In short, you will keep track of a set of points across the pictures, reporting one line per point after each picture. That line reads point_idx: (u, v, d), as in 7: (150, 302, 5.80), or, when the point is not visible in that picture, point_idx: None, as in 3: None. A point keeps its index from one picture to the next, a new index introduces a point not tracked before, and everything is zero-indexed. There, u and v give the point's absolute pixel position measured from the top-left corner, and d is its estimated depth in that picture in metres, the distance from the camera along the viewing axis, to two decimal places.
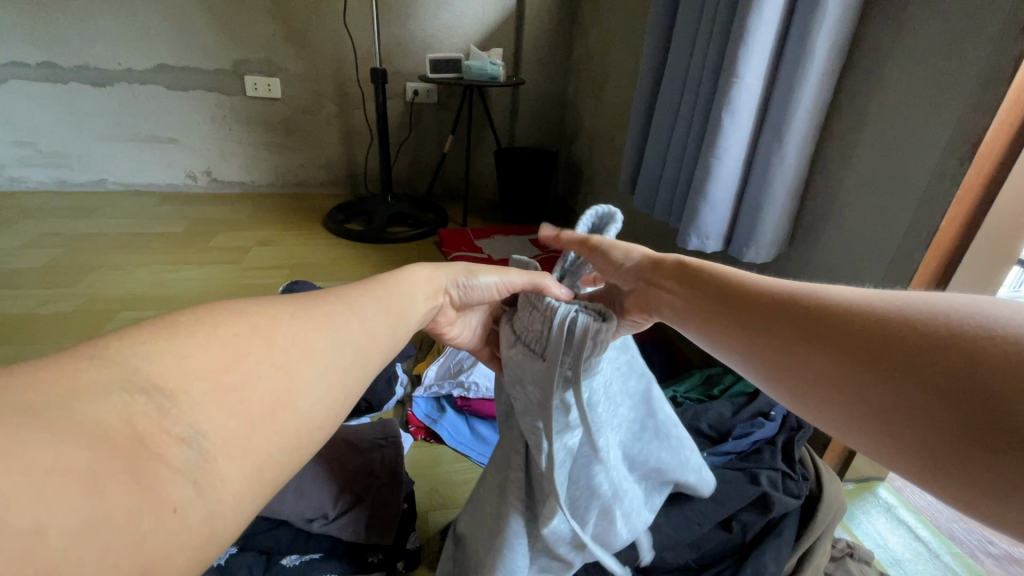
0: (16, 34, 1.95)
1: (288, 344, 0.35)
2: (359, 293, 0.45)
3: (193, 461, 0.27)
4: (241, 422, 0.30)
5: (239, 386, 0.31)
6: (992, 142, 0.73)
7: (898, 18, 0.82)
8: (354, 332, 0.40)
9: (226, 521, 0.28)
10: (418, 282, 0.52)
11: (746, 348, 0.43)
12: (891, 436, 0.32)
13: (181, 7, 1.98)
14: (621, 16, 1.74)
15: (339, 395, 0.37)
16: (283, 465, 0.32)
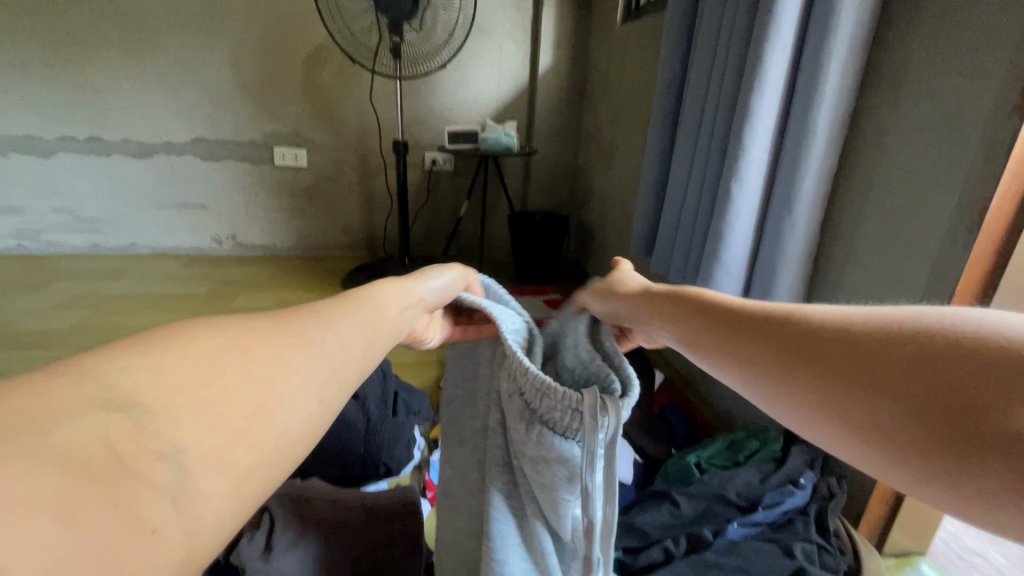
0: (69, 113, 2.11)
1: (277, 352, 0.30)
2: (341, 304, 0.38)
3: (172, 475, 0.22)
4: (222, 430, 0.25)
5: (217, 397, 0.25)
6: (998, 210, 0.76)
7: (894, 97, 0.88)
8: (329, 348, 0.33)
9: (213, 549, 0.23)
10: (402, 295, 0.44)
11: (721, 369, 0.40)
12: (879, 447, 0.31)
13: (221, 88, 2.15)
14: (628, 93, 1.87)
15: (334, 407, 0.31)
16: (274, 487, 0.27)
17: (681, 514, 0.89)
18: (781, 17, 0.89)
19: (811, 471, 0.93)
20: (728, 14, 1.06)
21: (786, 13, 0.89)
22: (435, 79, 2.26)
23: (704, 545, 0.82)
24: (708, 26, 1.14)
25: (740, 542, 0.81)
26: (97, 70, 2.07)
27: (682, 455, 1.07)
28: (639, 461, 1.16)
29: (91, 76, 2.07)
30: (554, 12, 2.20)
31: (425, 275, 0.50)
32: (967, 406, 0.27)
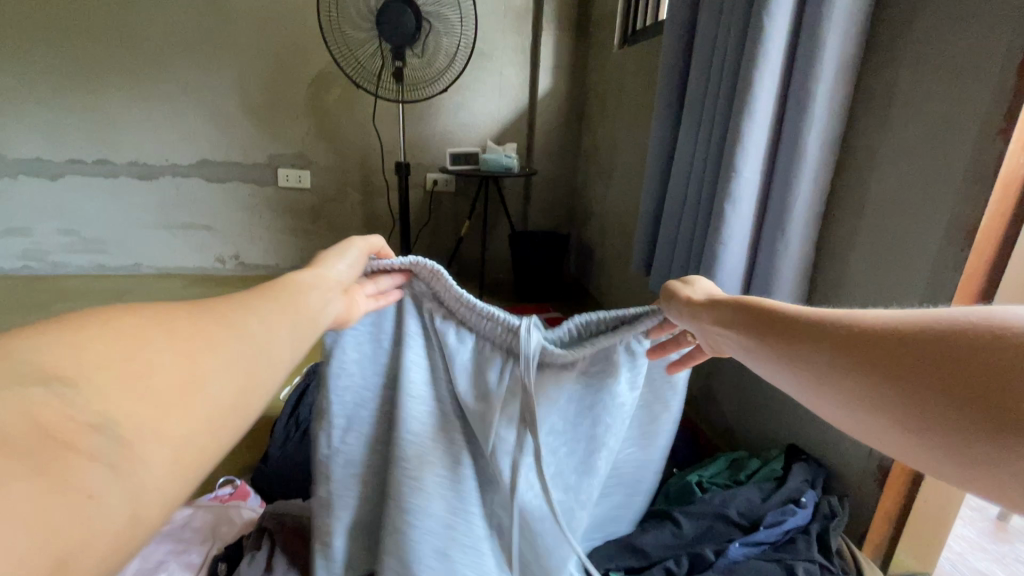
0: (77, 136, 2.15)
1: (192, 332, 0.33)
2: (250, 292, 0.41)
3: (107, 445, 0.26)
4: (153, 403, 0.28)
5: (145, 375, 0.29)
6: (987, 230, 0.77)
7: (882, 122, 0.91)
8: (249, 323, 0.37)
9: (151, 504, 0.27)
10: (322, 282, 0.49)
11: (777, 372, 0.42)
12: (923, 442, 0.31)
13: (227, 112, 2.20)
14: (625, 115, 1.91)
15: (261, 378, 0.35)
16: (207, 451, 0.30)
17: (683, 535, 0.88)
18: (771, 43, 0.92)
19: (812, 490, 0.93)
20: (721, 40, 1.09)
21: (776, 39, 0.92)
22: (437, 102, 2.31)
23: (707, 565, 0.83)
24: (703, 51, 1.17)
25: (742, 563, 0.81)
26: (107, 95, 2.12)
27: (683, 473, 1.07)
28: None
29: (100, 100, 2.12)
30: (552, 36, 2.25)
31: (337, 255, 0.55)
32: (993, 395, 0.28)
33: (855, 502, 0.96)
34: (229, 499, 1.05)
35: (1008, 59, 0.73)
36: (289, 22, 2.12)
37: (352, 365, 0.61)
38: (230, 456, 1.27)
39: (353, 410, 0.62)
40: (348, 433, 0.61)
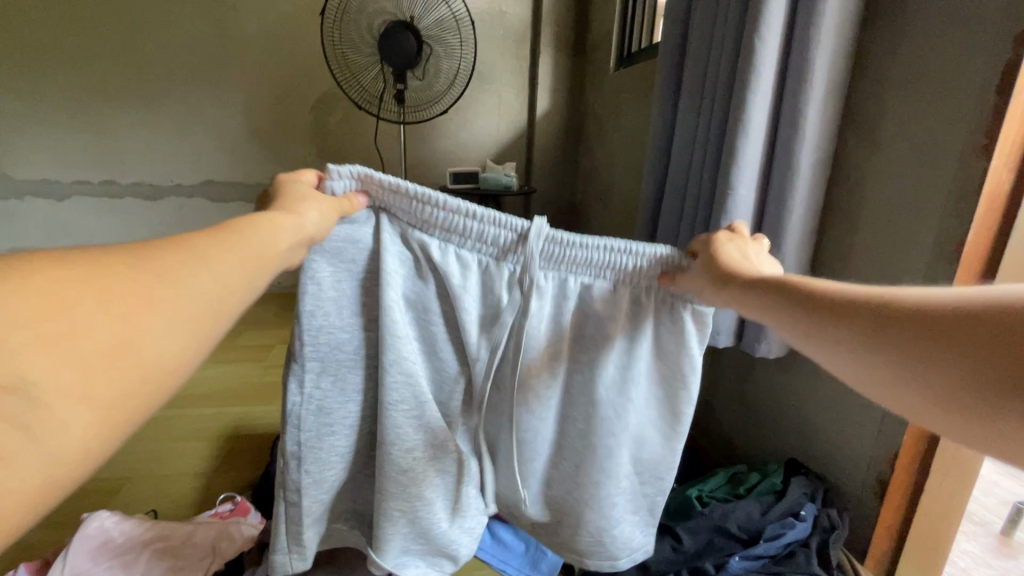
0: (83, 157, 2.18)
1: (127, 290, 0.33)
2: (205, 240, 0.41)
3: (26, 406, 0.28)
4: (79, 364, 0.30)
5: (72, 336, 0.30)
6: (973, 244, 0.79)
7: (870, 140, 0.94)
8: (193, 279, 0.37)
9: (69, 460, 0.30)
10: (283, 229, 0.48)
11: (827, 357, 0.41)
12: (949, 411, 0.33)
13: (232, 133, 2.24)
14: (621, 135, 1.96)
15: (196, 339, 0.36)
16: (133, 408, 0.33)
17: (683, 550, 0.89)
18: (762, 66, 0.95)
19: (812, 503, 0.93)
20: (712, 64, 1.13)
21: (766, 61, 0.95)
22: (438, 123, 2.36)
23: None
24: (694, 74, 1.22)
25: None
26: (114, 117, 2.16)
27: (683, 488, 1.07)
28: None
29: (108, 123, 2.16)
30: (550, 59, 2.30)
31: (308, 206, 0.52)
32: None
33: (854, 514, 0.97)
34: (229, 516, 1.05)
35: (988, 81, 0.76)
36: (293, 47, 2.18)
37: (325, 309, 0.58)
38: (231, 473, 1.27)
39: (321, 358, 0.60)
40: (321, 382, 0.60)
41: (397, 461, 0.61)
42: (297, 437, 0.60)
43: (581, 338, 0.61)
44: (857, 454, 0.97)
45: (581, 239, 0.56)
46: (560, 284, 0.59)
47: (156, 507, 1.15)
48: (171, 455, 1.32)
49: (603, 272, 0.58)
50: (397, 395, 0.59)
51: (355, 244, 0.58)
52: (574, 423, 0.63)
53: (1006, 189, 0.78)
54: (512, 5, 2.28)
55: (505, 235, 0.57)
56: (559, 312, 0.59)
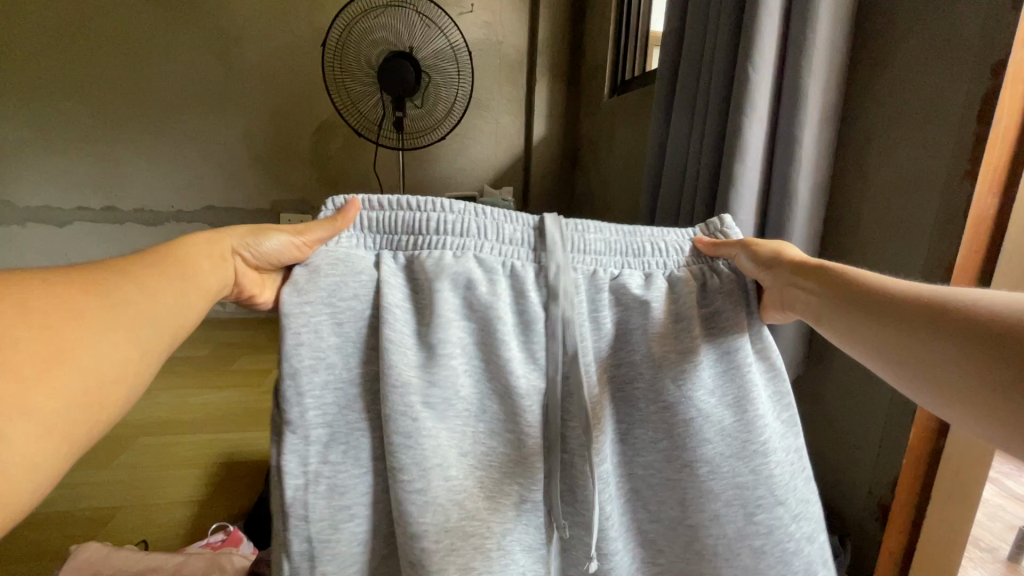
0: (86, 184, 2.21)
1: (58, 306, 0.34)
2: (128, 262, 0.41)
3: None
4: (18, 382, 0.30)
5: (9, 347, 0.31)
6: (963, 266, 0.80)
7: (861, 165, 0.95)
8: (127, 297, 0.38)
9: (23, 478, 0.30)
10: (209, 252, 0.48)
11: (880, 354, 0.43)
12: (928, 382, 0.39)
13: (234, 159, 2.28)
14: (617, 159, 1.99)
15: (138, 350, 0.38)
16: (80, 422, 0.33)
17: None
18: (754, 94, 0.97)
19: None
20: (703, 92, 1.16)
21: (759, 89, 0.97)
22: (437, 148, 2.41)
23: None
24: (684, 104, 1.25)
25: None
26: (118, 145, 2.20)
27: None
28: None
29: (111, 151, 2.20)
30: (546, 87, 2.36)
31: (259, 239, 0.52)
32: None
33: (859, 542, 0.96)
34: (221, 547, 1.03)
35: (969, 108, 0.78)
36: (295, 75, 2.23)
37: (324, 361, 0.49)
38: (224, 502, 1.25)
39: (318, 421, 0.48)
40: (328, 454, 0.48)
41: (444, 522, 0.47)
42: (305, 533, 0.46)
43: (623, 336, 0.57)
44: (859, 478, 0.96)
45: (594, 225, 0.58)
46: (591, 278, 0.56)
47: (145, 538, 1.12)
48: (164, 483, 1.30)
49: (627, 262, 0.58)
50: (424, 433, 0.48)
51: (343, 275, 0.50)
52: (658, 463, 0.56)
53: (994, 213, 0.79)
54: (508, 35, 2.34)
55: (522, 230, 0.56)
56: (596, 312, 0.56)
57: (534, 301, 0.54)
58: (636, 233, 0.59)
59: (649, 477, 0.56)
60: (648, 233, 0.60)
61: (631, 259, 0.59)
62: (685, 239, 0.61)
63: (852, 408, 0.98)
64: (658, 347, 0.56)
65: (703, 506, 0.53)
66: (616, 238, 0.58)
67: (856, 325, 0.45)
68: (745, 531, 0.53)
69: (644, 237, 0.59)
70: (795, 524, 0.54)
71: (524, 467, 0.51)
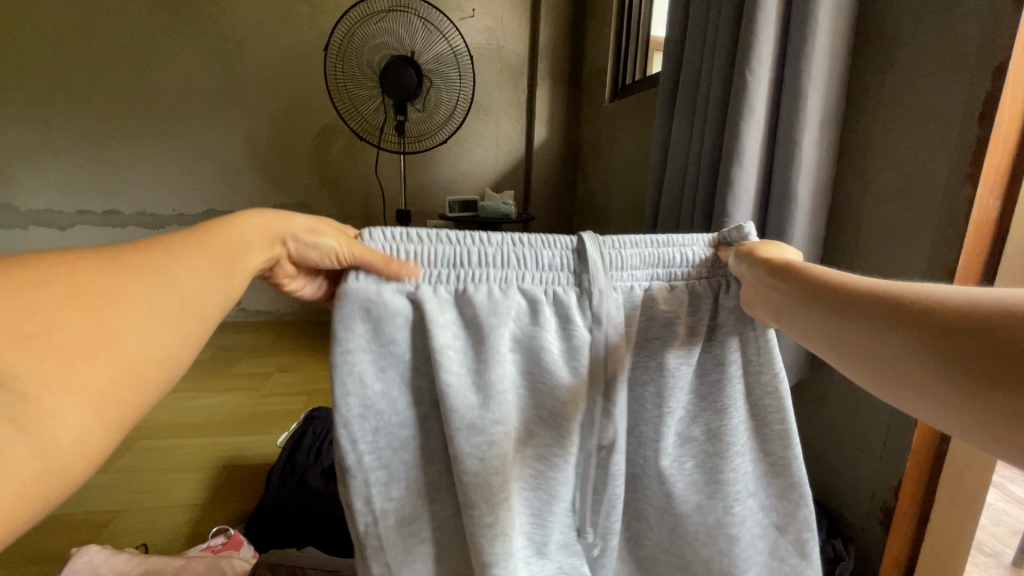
0: (88, 187, 2.21)
1: (105, 283, 0.33)
2: (178, 235, 0.40)
3: (11, 401, 0.27)
4: (60, 361, 0.29)
5: (53, 324, 0.29)
6: (965, 269, 0.80)
7: (863, 169, 0.95)
8: (171, 274, 0.36)
9: (65, 459, 0.29)
10: (259, 231, 0.47)
11: (839, 352, 0.42)
12: (886, 378, 0.38)
13: (236, 163, 2.28)
14: (617, 162, 2.00)
15: (185, 331, 0.36)
16: (125, 405, 0.32)
17: None
18: (754, 97, 0.98)
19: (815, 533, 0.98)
20: (702, 95, 1.17)
21: (758, 93, 0.98)
22: (438, 152, 2.42)
23: None
24: (684, 108, 1.26)
25: None
26: (120, 149, 2.20)
27: None
28: None
29: (113, 155, 2.20)
30: (546, 92, 2.37)
31: (313, 227, 0.50)
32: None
33: (862, 545, 0.96)
34: (221, 550, 1.02)
35: (969, 112, 0.78)
36: (297, 80, 2.25)
37: (377, 402, 0.49)
38: (224, 505, 1.24)
39: (371, 460, 0.49)
40: (392, 491, 0.50)
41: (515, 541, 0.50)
42: (383, 559, 0.49)
43: (644, 345, 0.56)
44: (862, 481, 0.96)
45: (628, 238, 0.56)
46: (626, 294, 0.55)
47: (145, 541, 1.12)
48: (164, 486, 1.30)
49: (657, 273, 0.56)
50: (486, 464, 0.49)
51: (390, 313, 0.49)
52: (644, 462, 0.57)
53: (995, 216, 0.79)
54: (509, 40, 2.35)
55: (560, 254, 0.54)
56: (626, 324, 0.54)
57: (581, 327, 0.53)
58: (670, 240, 0.57)
59: (641, 473, 0.57)
60: (678, 237, 0.57)
61: (663, 270, 0.56)
62: (704, 249, 0.58)
63: (853, 411, 0.98)
64: (678, 358, 0.55)
65: (684, 501, 0.55)
66: (646, 248, 0.56)
67: (817, 323, 0.44)
68: (721, 528, 0.55)
69: (671, 241, 0.57)
70: (760, 514, 0.57)
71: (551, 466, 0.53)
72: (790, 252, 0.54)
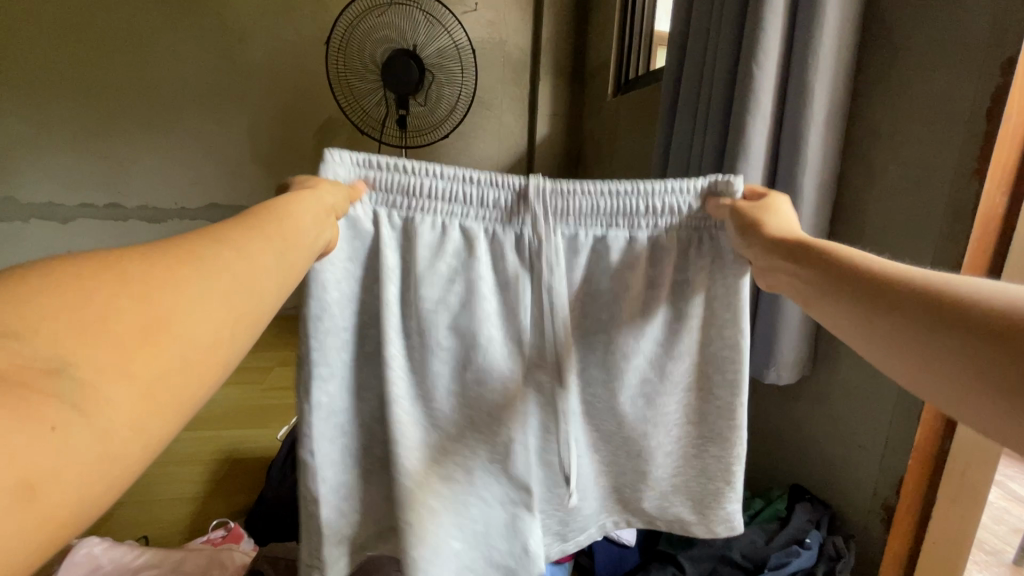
0: (90, 181, 2.21)
1: (154, 269, 0.29)
2: (226, 227, 0.36)
3: (69, 387, 0.23)
4: (115, 345, 0.25)
5: (106, 313, 0.26)
6: (971, 265, 0.79)
7: (869, 164, 0.95)
8: (220, 257, 0.33)
9: (129, 442, 0.25)
10: (303, 210, 0.43)
11: (835, 320, 0.40)
12: (882, 352, 0.36)
13: (237, 156, 2.28)
14: (620, 158, 1.98)
15: (241, 311, 0.32)
16: (188, 387, 0.28)
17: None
18: (759, 91, 0.97)
19: (816, 530, 0.98)
20: (705, 90, 1.16)
21: (764, 86, 0.97)
22: (439, 147, 2.41)
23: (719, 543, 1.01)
24: (688, 103, 1.25)
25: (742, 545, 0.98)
26: (122, 143, 2.20)
27: None
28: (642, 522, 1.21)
29: (116, 149, 2.20)
30: (549, 86, 2.36)
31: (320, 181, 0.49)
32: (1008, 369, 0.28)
33: (863, 543, 0.96)
34: (221, 543, 1.03)
35: (978, 104, 0.77)
36: (299, 74, 2.24)
37: (333, 307, 0.52)
38: (226, 499, 1.24)
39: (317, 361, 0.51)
40: (327, 385, 0.52)
41: (413, 463, 0.53)
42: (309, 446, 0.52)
43: (593, 295, 0.57)
44: (863, 478, 0.96)
45: (584, 186, 0.54)
46: (569, 240, 0.56)
47: (146, 534, 1.12)
48: (166, 480, 1.30)
49: (614, 222, 0.55)
50: (406, 391, 0.54)
51: (356, 235, 0.53)
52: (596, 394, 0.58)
53: (1002, 212, 0.79)
54: (512, 35, 2.34)
55: (504, 194, 0.54)
56: (571, 272, 0.56)
57: (518, 274, 0.55)
58: (640, 184, 0.54)
59: (599, 423, 0.59)
60: (649, 182, 0.55)
61: (621, 216, 0.55)
62: (688, 200, 0.55)
63: (856, 408, 0.97)
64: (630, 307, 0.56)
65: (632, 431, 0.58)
66: (609, 192, 0.54)
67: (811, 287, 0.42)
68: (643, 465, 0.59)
69: (645, 186, 0.54)
70: (684, 471, 0.60)
71: (495, 418, 0.55)
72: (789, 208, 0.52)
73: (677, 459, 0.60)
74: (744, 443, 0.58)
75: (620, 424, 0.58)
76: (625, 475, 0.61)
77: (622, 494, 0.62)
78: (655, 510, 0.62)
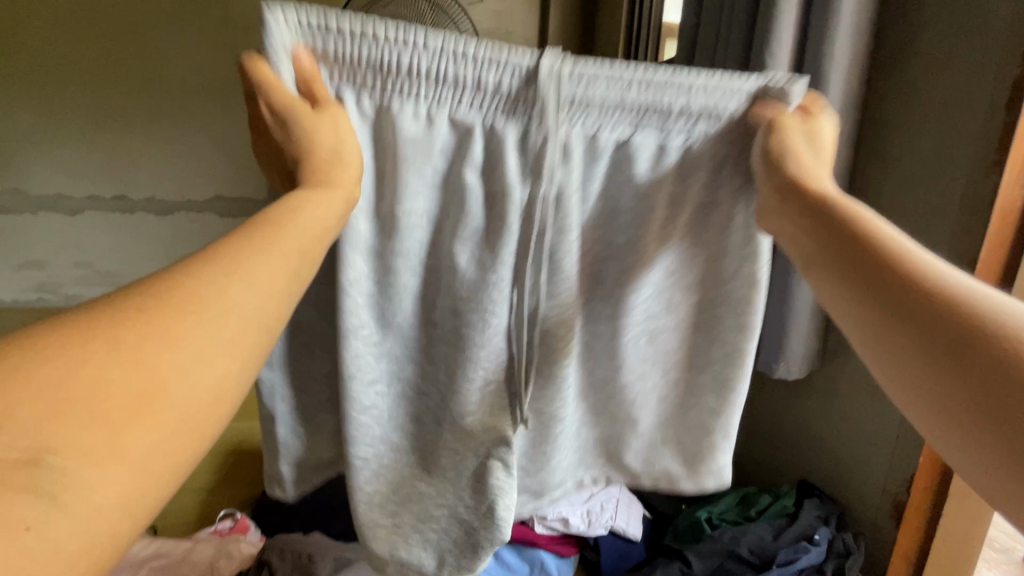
0: (97, 173, 2.20)
1: (146, 324, 0.29)
2: (238, 245, 0.35)
3: (48, 477, 0.23)
4: (97, 426, 0.25)
5: (91, 387, 0.26)
6: (988, 260, 0.78)
7: (883, 157, 0.92)
8: (221, 295, 0.32)
9: (116, 520, 0.25)
10: (325, 211, 0.40)
11: (838, 283, 0.36)
12: (875, 342, 0.34)
13: (243, 149, 2.27)
14: None
15: (241, 359, 0.31)
16: (179, 452, 0.28)
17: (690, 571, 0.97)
18: None
19: (827, 526, 0.98)
20: None
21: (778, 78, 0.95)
22: None
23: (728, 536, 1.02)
24: None
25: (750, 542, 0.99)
26: (128, 136, 2.20)
27: (694, 510, 1.14)
28: (648, 516, 1.21)
29: (122, 141, 2.20)
30: None
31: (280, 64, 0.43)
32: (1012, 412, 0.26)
33: (872, 541, 0.96)
34: (230, 533, 1.04)
35: (998, 96, 0.76)
36: None
37: None
38: (235, 490, 1.26)
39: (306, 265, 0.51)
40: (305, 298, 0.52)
41: (367, 400, 0.54)
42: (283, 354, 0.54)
43: (603, 214, 0.53)
44: (871, 473, 0.96)
45: (605, 69, 0.47)
46: (590, 139, 0.50)
47: (156, 524, 1.14)
48: None
49: (644, 119, 0.49)
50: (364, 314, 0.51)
51: None
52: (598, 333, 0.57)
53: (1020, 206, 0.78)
54: (519, 25, 2.32)
55: (508, 76, 0.46)
56: (587, 182, 0.52)
57: (518, 188, 0.49)
58: (675, 71, 0.47)
59: (594, 365, 0.58)
60: (688, 69, 0.47)
61: (653, 115, 0.49)
62: (734, 100, 0.49)
63: (865, 405, 0.96)
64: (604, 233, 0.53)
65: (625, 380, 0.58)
66: (639, 80, 0.47)
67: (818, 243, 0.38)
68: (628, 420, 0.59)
69: (681, 74, 0.47)
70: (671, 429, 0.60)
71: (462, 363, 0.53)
72: (834, 125, 0.47)
73: (665, 413, 0.60)
74: (744, 395, 0.56)
75: (613, 370, 0.58)
76: (613, 428, 0.61)
77: (608, 447, 0.62)
78: (639, 462, 0.61)
